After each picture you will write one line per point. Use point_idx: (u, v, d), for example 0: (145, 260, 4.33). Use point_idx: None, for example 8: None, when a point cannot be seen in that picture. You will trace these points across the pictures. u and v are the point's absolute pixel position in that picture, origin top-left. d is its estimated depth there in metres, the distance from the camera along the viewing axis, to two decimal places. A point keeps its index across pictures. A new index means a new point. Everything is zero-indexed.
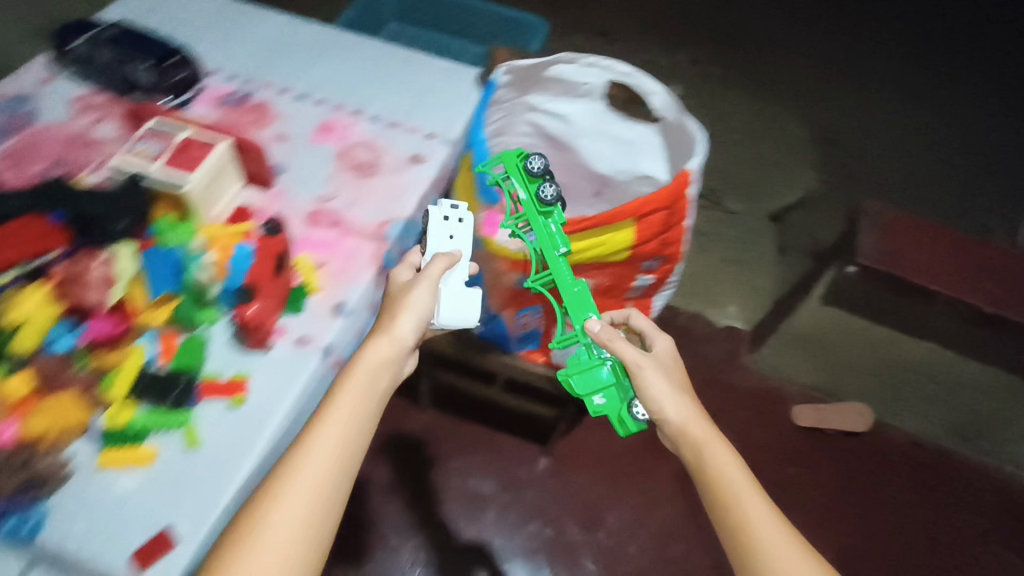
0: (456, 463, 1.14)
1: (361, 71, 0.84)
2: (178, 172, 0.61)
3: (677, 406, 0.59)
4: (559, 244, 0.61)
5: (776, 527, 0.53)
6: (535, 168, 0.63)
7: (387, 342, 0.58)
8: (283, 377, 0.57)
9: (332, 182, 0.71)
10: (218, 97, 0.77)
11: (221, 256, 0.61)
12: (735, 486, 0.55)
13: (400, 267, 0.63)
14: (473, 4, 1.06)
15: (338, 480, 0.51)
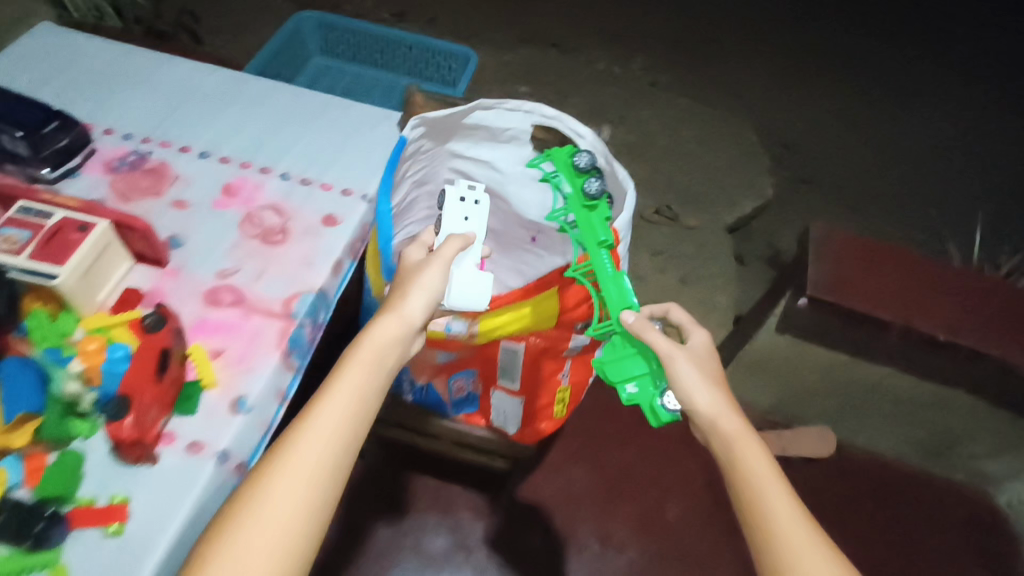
0: (403, 521, 1.05)
1: (272, 120, 0.77)
2: (47, 264, 0.54)
3: (709, 397, 0.54)
4: (602, 234, 0.62)
5: (804, 531, 0.49)
6: (582, 165, 0.65)
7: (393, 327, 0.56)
8: (171, 492, 0.51)
9: (236, 253, 0.66)
10: (110, 161, 0.71)
11: (89, 361, 0.51)
12: (762, 483, 0.50)
13: (413, 244, 0.62)
14: (396, 35, 1.02)
15: (334, 475, 0.50)
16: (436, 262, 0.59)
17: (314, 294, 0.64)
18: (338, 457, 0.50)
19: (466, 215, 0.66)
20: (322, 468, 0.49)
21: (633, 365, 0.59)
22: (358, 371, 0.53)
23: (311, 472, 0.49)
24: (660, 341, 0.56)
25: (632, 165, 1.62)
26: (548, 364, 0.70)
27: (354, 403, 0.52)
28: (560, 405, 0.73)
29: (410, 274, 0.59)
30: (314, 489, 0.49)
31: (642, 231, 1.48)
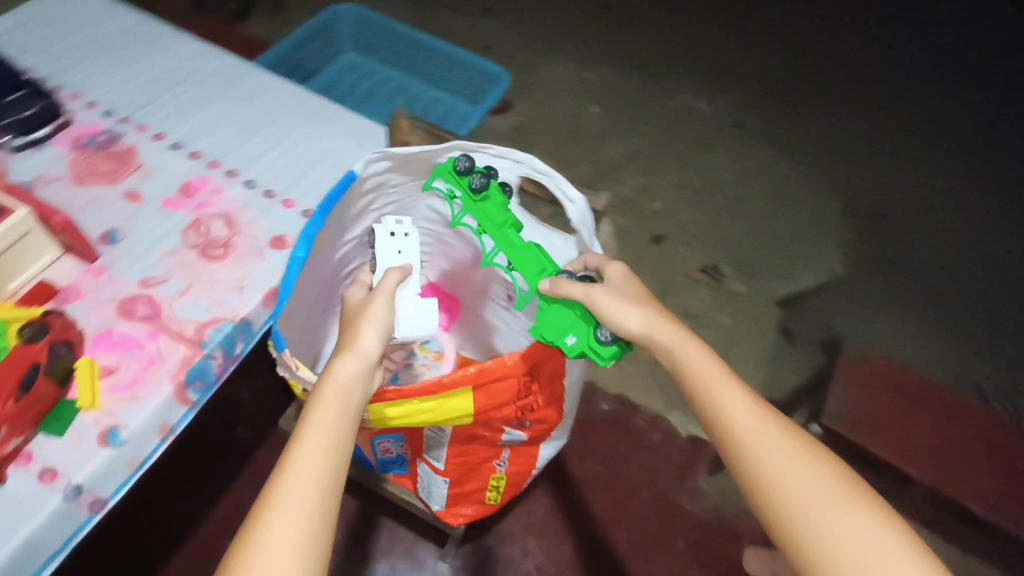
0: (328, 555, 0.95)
1: (260, 119, 0.73)
2: None
3: (640, 317, 0.48)
4: (503, 218, 0.57)
5: (769, 427, 0.43)
6: (462, 167, 0.57)
7: (353, 362, 0.47)
8: (6, 522, 0.47)
9: (170, 262, 0.61)
10: (80, 136, 0.67)
11: None
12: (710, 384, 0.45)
13: (351, 285, 0.53)
14: (429, 44, 1.06)
15: (325, 520, 0.40)
16: (384, 295, 0.51)
17: (234, 323, 0.58)
18: (326, 502, 0.41)
19: (398, 249, 0.58)
20: (311, 521, 0.40)
21: (563, 317, 0.51)
22: (325, 415, 0.44)
23: (297, 527, 0.39)
24: (571, 285, 0.50)
25: (688, 215, 1.49)
26: (480, 451, 0.61)
27: (328, 444, 0.43)
28: (492, 491, 0.66)
29: (356, 310, 0.50)
30: (308, 542, 0.39)
31: (680, 289, 1.35)
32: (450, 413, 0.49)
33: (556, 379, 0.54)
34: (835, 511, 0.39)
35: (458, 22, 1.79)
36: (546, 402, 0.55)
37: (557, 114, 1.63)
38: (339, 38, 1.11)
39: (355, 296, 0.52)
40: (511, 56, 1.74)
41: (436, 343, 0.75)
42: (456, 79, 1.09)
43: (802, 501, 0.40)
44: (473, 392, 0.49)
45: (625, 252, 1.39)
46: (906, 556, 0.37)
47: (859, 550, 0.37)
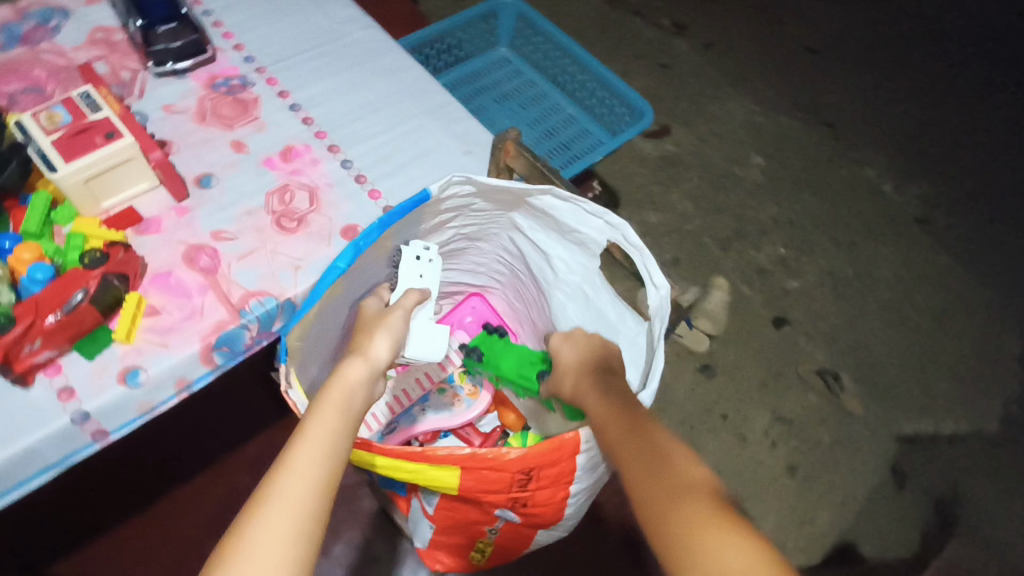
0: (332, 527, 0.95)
1: (382, 99, 0.71)
2: (56, 155, 0.54)
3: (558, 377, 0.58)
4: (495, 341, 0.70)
5: (620, 413, 0.47)
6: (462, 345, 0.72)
7: (363, 368, 0.47)
8: (14, 425, 0.49)
9: (245, 220, 0.61)
10: (215, 77, 0.70)
11: (20, 263, 0.52)
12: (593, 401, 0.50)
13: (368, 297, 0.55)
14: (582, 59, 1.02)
15: (317, 518, 0.39)
16: (400, 311, 0.52)
17: (277, 301, 0.57)
18: (322, 499, 0.40)
19: (420, 273, 0.56)
20: (307, 517, 0.39)
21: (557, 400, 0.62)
22: (328, 414, 0.44)
23: (293, 523, 0.38)
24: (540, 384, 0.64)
25: (825, 307, 1.31)
26: (471, 513, 0.56)
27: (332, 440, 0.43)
28: (476, 552, 0.62)
29: (373, 319, 0.52)
30: (302, 538, 0.38)
31: (785, 385, 1.20)
32: (432, 480, 0.46)
33: (561, 483, 0.50)
34: (665, 487, 0.41)
35: (645, 31, 1.69)
36: (543, 501, 0.51)
37: (715, 154, 1.50)
38: (498, 31, 1.10)
39: (372, 307, 0.54)
40: (688, 80, 1.62)
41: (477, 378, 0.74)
42: (602, 106, 1.03)
43: (644, 484, 0.42)
44: (461, 472, 0.46)
45: (737, 325, 1.26)
46: (711, 518, 0.38)
47: (678, 519, 0.39)
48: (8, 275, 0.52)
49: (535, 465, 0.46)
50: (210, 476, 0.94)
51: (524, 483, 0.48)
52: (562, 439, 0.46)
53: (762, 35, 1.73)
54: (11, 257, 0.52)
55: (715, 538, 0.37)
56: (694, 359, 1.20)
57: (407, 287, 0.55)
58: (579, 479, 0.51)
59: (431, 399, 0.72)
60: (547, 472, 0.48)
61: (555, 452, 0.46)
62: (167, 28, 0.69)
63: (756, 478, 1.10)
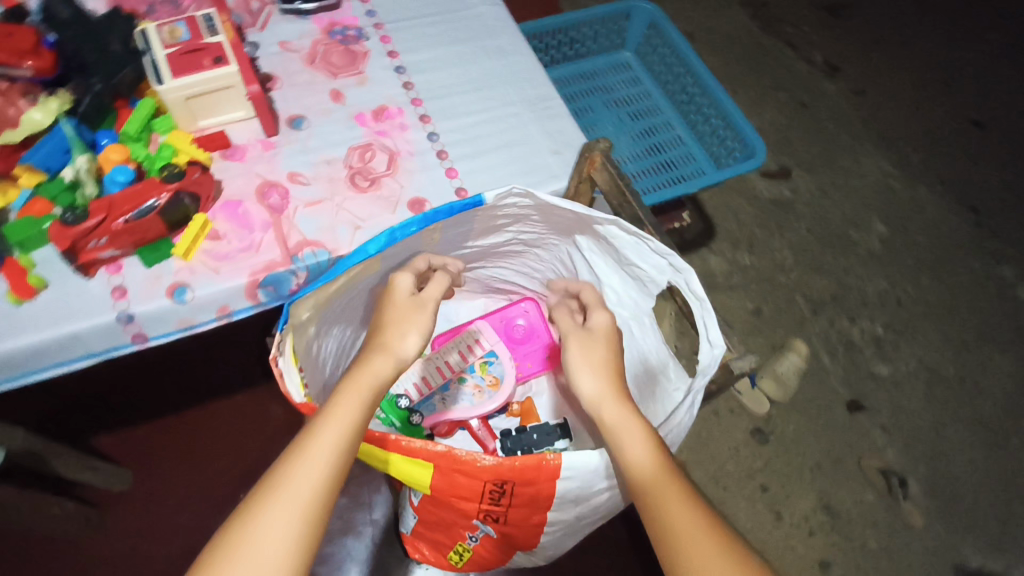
0: None
1: (485, 80, 0.70)
2: (167, 69, 0.57)
3: (587, 382, 0.48)
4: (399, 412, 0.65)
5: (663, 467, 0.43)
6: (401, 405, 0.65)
7: (386, 363, 0.47)
8: (69, 310, 0.52)
9: (323, 168, 0.62)
10: (334, 24, 0.72)
11: (106, 162, 0.56)
12: (617, 440, 0.44)
13: (399, 274, 0.51)
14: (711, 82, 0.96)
15: (325, 508, 0.40)
16: (432, 307, 0.50)
17: (329, 256, 0.57)
18: (328, 492, 0.40)
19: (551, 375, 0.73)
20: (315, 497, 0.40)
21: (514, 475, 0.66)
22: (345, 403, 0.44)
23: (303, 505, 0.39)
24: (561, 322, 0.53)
25: (913, 403, 1.19)
26: (450, 517, 0.51)
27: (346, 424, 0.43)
28: (455, 554, 0.58)
29: (400, 309, 0.49)
30: (308, 517, 0.39)
31: (843, 474, 1.10)
32: (410, 476, 0.44)
33: (538, 506, 0.46)
34: (692, 528, 0.40)
35: (793, 65, 1.58)
36: (517, 522, 0.49)
37: (833, 211, 1.38)
38: (626, 34, 1.06)
39: (402, 286, 0.51)
40: (826, 125, 1.49)
41: (498, 368, 0.71)
42: (713, 135, 0.97)
43: (677, 525, 0.40)
44: (434, 473, 0.44)
45: (809, 397, 1.16)
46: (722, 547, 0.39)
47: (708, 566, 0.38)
48: (96, 170, 0.55)
49: (509, 480, 0.43)
50: (244, 397, 0.97)
51: (495, 499, 0.46)
52: (541, 461, 0.42)
53: (923, 93, 1.57)
54: (102, 154, 0.56)
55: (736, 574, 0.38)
56: (749, 421, 1.12)
57: (439, 276, 0.53)
58: (558, 508, 0.47)
59: (452, 390, 0.70)
60: (525, 494, 0.45)
61: (530, 472, 0.42)
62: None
63: (783, 563, 1.02)
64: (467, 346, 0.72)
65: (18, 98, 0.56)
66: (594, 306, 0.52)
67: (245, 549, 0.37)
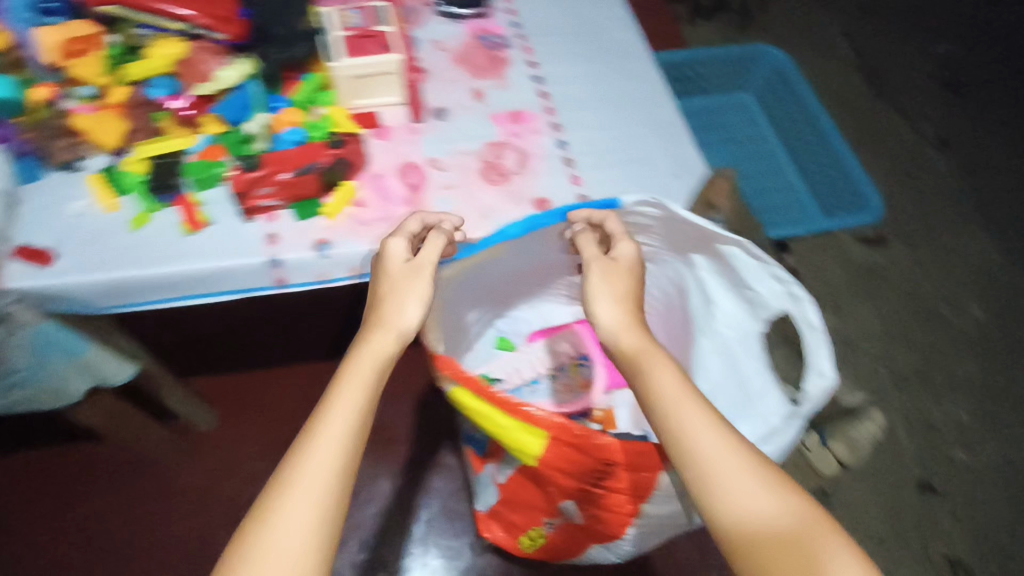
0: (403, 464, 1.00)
1: (614, 98, 0.74)
2: (341, 50, 0.64)
3: (609, 312, 0.50)
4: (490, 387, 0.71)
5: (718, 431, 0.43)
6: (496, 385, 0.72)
7: (391, 338, 0.49)
8: (228, 246, 0.58)
9: (459, 158, 0.67)
10: (482, 30, 0.77)
11: (278, 122, 0.62)
12: (662, 406, 0.45)
13: (391, 237, 0.53)
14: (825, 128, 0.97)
15: (330, 521, 0.42)
16: (429, 269, 0.52)
17: None
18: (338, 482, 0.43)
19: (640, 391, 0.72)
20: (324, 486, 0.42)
21: None
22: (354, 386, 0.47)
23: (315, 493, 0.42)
24: (587, 246, 0.53)
25: (991, 496, 1.13)
26: (538, 495, 0.55)
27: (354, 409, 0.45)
28: (527, 538, 0.61)
29: (398, 279, 0.51)
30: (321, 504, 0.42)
31: (906, 555, 1.06)
32: (516, 440, 0.45)
33: (633, 495, 0.48)
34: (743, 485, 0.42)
35: (902, 134, 1.56)
36: (607, 509, 0.50)
37: (926, 285, 1.35)
38: (748, 77, 1.07)
39: (395, 252, 0.53)
40: (929, 199, 1.46)
41: (588, 371, 0.74)
42: (827, 185, 0.98)
43: (728, 484, 0.42)
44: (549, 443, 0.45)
45: (878, 469, 1.12)
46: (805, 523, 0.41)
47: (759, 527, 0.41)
48: (270, 128, 0.62)
49: (617, 461, 0.45)
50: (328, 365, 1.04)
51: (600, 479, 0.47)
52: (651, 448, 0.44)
53: None
54: (276, 116, 0.63)
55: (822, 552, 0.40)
56: (815, 481, 1.09)
57: (434, 237, 0.54)
58: (653, 498, 0.48)
59: (540, 383, 0.73)
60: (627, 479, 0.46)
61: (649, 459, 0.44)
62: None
63: None
64: (562, 346, 0.75)
65: (211, 57, 0.63)
66: (620, 236, 0.53)
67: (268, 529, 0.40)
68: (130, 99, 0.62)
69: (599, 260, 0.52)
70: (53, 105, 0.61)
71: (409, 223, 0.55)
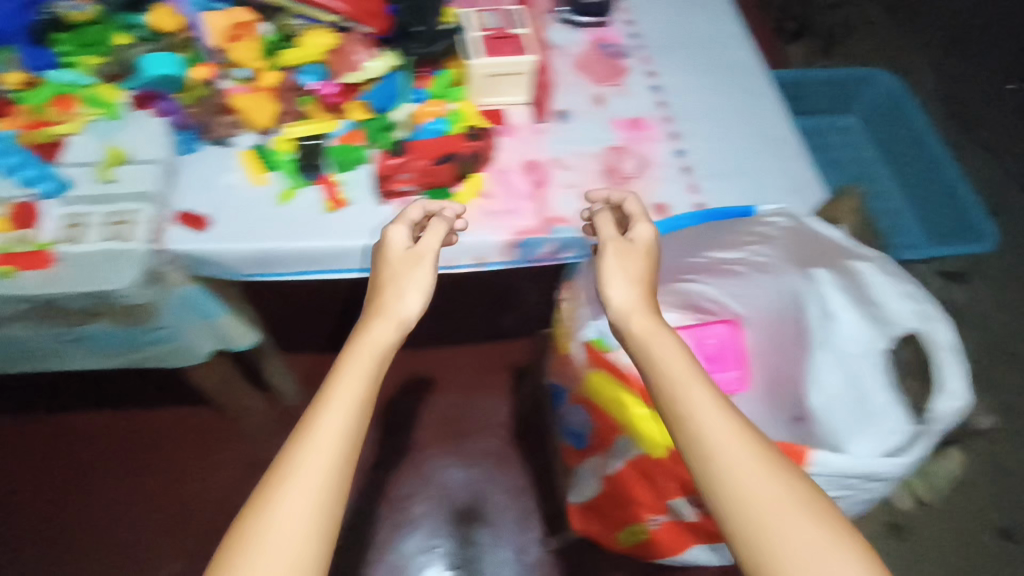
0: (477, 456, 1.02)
1: (731, 113, 0.75)
2: (479, 48, 0.67)
3: (623, 292, 0.50)
4: None
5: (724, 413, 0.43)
6: None
7: (390, 327, 0.50)
8: (365, 226, 0.61)
9: (580, 159, 0.69)
10: (602, 38, 0.80)
11: (418, 113, 0.66)
12: (670, 388, 0.45)
13: (394, 225, 0.55)
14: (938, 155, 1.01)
15: (328, 514, 0.41)
16: (429, 257, 0.54)
17: (577, 235, 0.63)
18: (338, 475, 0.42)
19: None
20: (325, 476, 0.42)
21: None
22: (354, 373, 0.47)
23: (315, 489, 0.41)
24: (608, 229, 0.55)
25: None
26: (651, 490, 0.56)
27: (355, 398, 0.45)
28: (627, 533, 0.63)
29: (399, 265, 0.53)
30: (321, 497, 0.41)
31: None
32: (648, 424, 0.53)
33: None
34: (749, 467, 0.41)
35: (991, 171, 1.52)
36: None
37: (1012, 326, 1.31)
38: (853, 99, 1.10)
39: (398, 241, 0.54)
40: (1017, 239, 1.42)
41: None
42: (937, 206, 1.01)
43: (734, 466, 0.41)
44: None
45: (953, 512, 1.09)
46: (819, 515, 0.40)
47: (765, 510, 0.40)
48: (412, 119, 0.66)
49: None
50: (410, 354, 1.08)
51: None
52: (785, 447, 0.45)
53: None
54: (416, 108, 0.66)
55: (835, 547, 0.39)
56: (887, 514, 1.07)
57: (436, 227, 0.55)
58: None
59: None
60: None
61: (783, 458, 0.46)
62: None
63: None
64: None
65: (358, 49, 0.67)
66: (639, 219, 0.55)
67: (267, 520, 0.40)
68: (281, 83, 0.65)
69: (613, 242, 0.53)
70: (211, 83, 0.64)
71: (412, 210, 0.57)
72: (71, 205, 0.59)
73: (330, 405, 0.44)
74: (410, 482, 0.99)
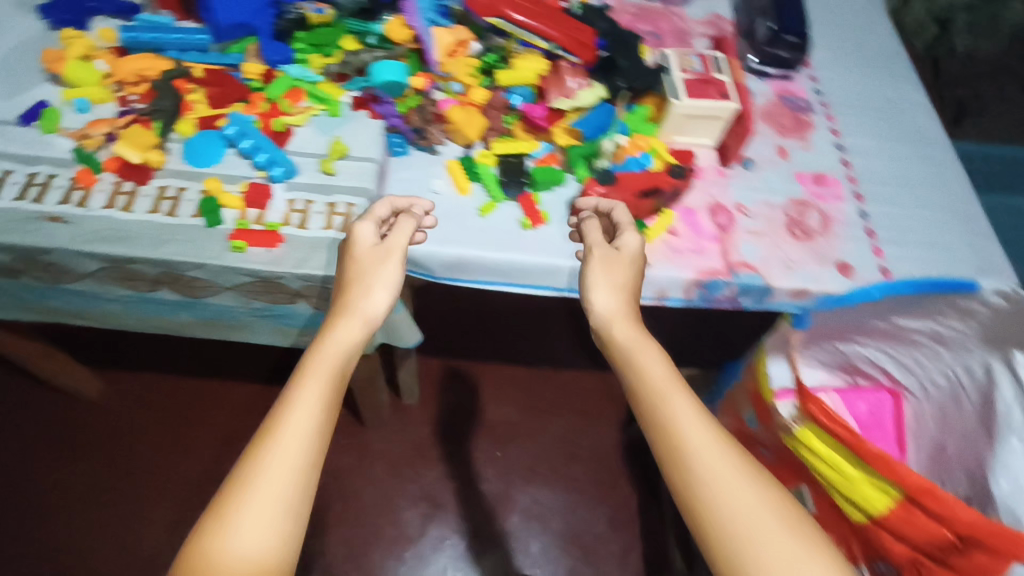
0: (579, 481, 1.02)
1: (916, 181, 0.75)
2: (683, 89, 0.68)
3: (605, 300, 0.51)
4: None
5: (706, 432, 0.43)
6: None
7: (360, 327, 0.49)
8: (560, 246, 0.63)
9: (763, 208, 0.69)
10: (786, 91, 0.81)
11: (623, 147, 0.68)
12: (648, 403, 0.45)
13: (361, 224, 0.53)
14: None
15: (301, 509, 0.40)
16: (397, 252, 0.52)
17: (762, 283, 0.64)
18: (308, 469, 0.41)
19: None
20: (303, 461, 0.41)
21: None
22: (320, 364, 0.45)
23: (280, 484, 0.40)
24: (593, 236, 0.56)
25: None
26: None
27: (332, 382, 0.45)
28: None
29: (366, 264, 0.51)
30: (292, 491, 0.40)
31: None
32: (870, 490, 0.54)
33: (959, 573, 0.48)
34: (728, 487, 0.41)
35: None
36: None
37: None
38: None
39: (365, 236, 0.53)
40: None
41: None
42: None
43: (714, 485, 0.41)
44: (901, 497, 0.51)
45: None
46: (794, 523, 0.41)
47: (750, 531, 0.40)
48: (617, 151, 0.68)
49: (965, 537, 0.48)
50: (527, 372, 1.11)
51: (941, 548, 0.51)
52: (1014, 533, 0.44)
53: None
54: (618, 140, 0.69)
55: (803, 549, 0.40)
56: None
57: (406, 225, 0.55)
58: None
59: None
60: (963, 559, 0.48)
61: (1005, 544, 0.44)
62: (788, 39, 0.80)
63: None
64: None
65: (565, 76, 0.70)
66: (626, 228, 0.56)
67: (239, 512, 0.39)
68: (490, 100, 0.69)
69: (598, 251, 0.54)
70: (426, 94, 0.69)
71: (377, 211, 0.56)
72: (297, 190, 0.63)
73: (295, 398, 0.43)
74: (513, 496, 1.00)
